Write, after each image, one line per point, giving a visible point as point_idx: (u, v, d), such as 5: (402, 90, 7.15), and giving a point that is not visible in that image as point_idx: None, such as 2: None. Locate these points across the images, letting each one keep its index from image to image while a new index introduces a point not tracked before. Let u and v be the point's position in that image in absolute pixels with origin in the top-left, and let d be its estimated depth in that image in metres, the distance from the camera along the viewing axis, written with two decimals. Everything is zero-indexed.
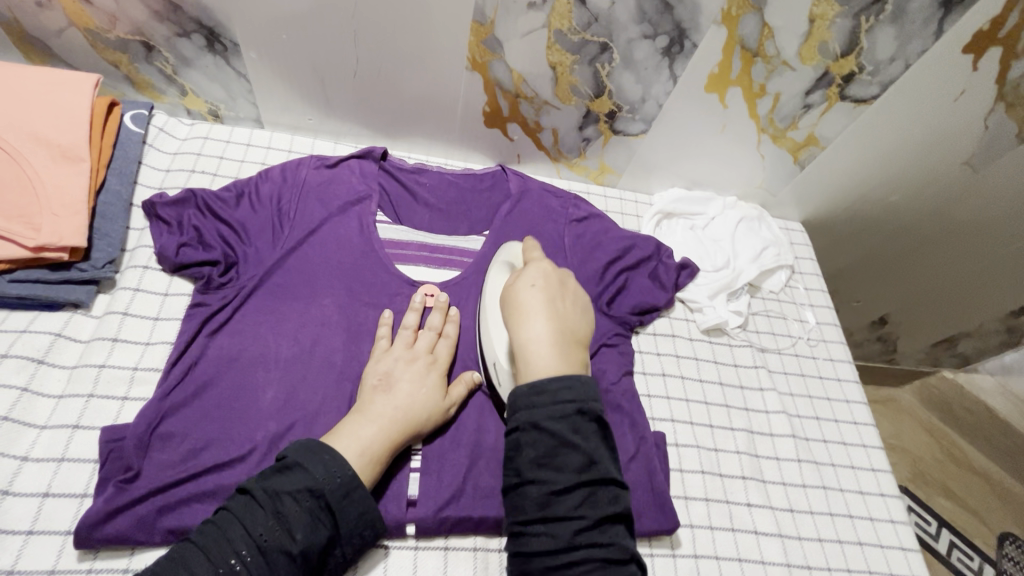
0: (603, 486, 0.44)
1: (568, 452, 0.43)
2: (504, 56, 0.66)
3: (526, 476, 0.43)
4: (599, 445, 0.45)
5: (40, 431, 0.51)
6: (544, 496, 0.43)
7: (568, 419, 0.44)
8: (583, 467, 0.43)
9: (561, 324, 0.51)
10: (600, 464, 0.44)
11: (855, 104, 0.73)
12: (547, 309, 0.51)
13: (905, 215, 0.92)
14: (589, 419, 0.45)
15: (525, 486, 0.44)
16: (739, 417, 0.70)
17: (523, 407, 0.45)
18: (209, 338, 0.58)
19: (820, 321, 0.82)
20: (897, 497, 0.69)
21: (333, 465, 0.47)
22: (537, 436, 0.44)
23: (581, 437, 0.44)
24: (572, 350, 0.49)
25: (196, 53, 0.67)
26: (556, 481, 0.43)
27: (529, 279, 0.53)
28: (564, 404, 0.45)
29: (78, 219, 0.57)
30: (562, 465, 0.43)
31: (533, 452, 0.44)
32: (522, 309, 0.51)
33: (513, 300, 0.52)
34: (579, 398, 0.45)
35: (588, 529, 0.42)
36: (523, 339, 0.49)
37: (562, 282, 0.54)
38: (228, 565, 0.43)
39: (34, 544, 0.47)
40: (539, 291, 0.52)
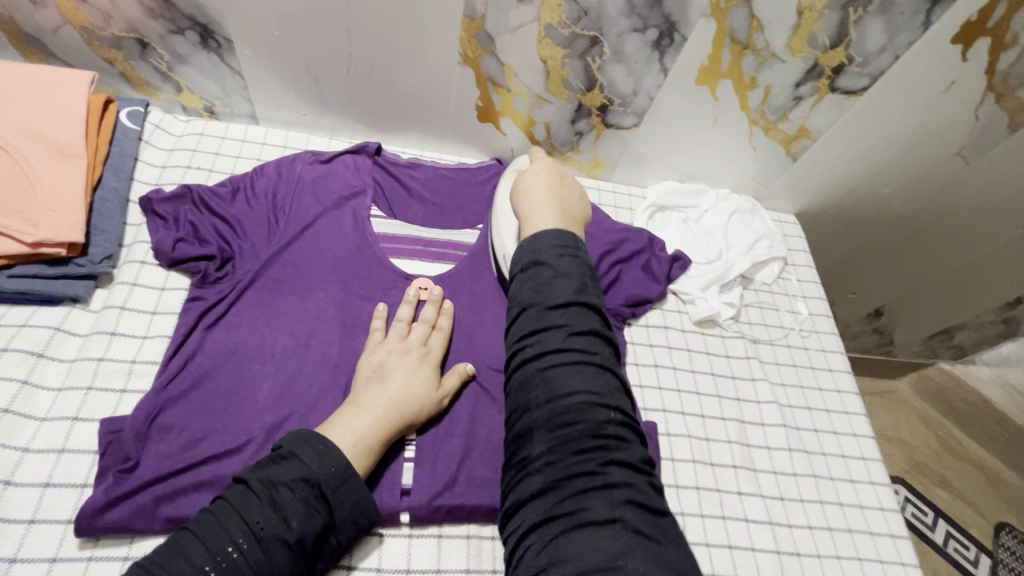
0: (593, 313, 0.51)
1: (564, 280, 0.51)
2: (495, 50, 0.67)
3: (527, 300, 0.51)
4: (589, 284, 0.53)
5: (40, 423, 0.52)
6: (543, 311, 0.50)
7: (563, 257, 0.54)
8: (577, 291, 0.51)
9: (558, 204, 0.63)
10: (590, 295, 0.52)
11: (845, 95, 0.73)
12: (547, 190, 0.64)
13: (899, 206, 0.92)
14: (580, 262, 0.54)
15: (526, 310, 0.51)
16: (731, 408, 0.71)
17: (525, 247, 0.56)
18: (206, 332, 0.58)
19: (812, 313, 0.83)
20: (887, 485, 0.70)
21: (328, 455, 0.49)
22: (537, 272, 0.53)
23: (573, 270, 0.53)
24: (568, 219, 0.62)
25: (190, 50, 0.68)
26: (553, 297, 0.50)
27: (534, 172, 0.67)
28: (558, 242, 0.55)
29: (76, 215, 0.57)
30: (558, 287, 0.51)
31: (534, 281, 0.52)
32: (527, 192, 0.64)
33: (520, 184, 0.66)
34: (571, 243, 0.55)
35: (578, 341, 0.48)
36: (527, 210, 0.62)
37: (561, 174, 0.66)
38: (225, 552, 0.44)
39: (36, 533, 0.48)
40: (541, 177, 0.65)
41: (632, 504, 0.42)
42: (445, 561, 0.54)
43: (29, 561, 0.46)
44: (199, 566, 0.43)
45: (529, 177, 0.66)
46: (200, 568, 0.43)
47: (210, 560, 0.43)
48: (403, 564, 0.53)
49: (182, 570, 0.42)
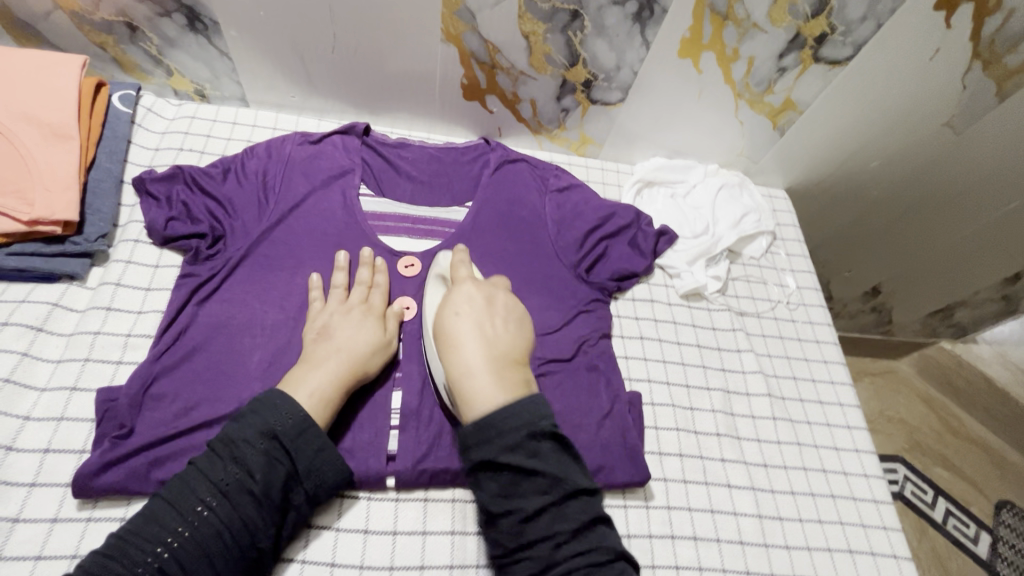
0: (573, 497, 0.46)
1: (532, 479, 0.45)
2: (476, 26, 0.68)
3: (496, 510, 0.46)
4: (560, 461, 0.46)
5: (40, 393, 0.54)
6: (518, 522, 0.45)
7: (522, 444, 0.45)
8: (548, 486, 0.45)
9: (492, 345, 0.51)
10: (565, 477, 0.46)
11: (829, 65, 0.73)
12: (479, 334, 0.52)
13: (888, 181, 0.92)
14: (545, 438, 0.46)
15: (499, 517, 0.46)
16: (715, 377, 0.72)
17: (471, 443, 0.46)
18: (198, 307, 0.60)
19: (800, 286, 0.83)
20: (872, 452, 0.71)
21: (284, 409, 0.51)
22: (497, 474, 0.46)
23: (540, 459, 0.45)
24: (510, 370, 0.50)
25: (178, 32, 0.69)
26: (524, 504, 0.45)
27: (456, 306, 0.54)
28: (511, 430, 0.46)
29: (69, 193, 0.59)
30: (527, 490, 0.45)
31: (493, 485, 0.46)
32: (453, 336, 0.52)
33: (443, 330, 0.53)
34: (525, 422, 0.46)
35: (565, 544, 0.44)
36: (457, 369, 0.50)
37: (489, 303, 0.55)
38: (195, 511, 0.46)
39: (37, 495, 0.50)
40: (467, 317, 0.53)
41: None
42: (431, 524, 0.56)
43: (31, 521, 0.49)
44: (173, 528, 0.45)
45: (452, 319, 0.53)
46: (174, 530, 0.45)
47: (183, 521, 0.46)
48: (389, 526, 0.55)
49: (157, 533, 0.45)
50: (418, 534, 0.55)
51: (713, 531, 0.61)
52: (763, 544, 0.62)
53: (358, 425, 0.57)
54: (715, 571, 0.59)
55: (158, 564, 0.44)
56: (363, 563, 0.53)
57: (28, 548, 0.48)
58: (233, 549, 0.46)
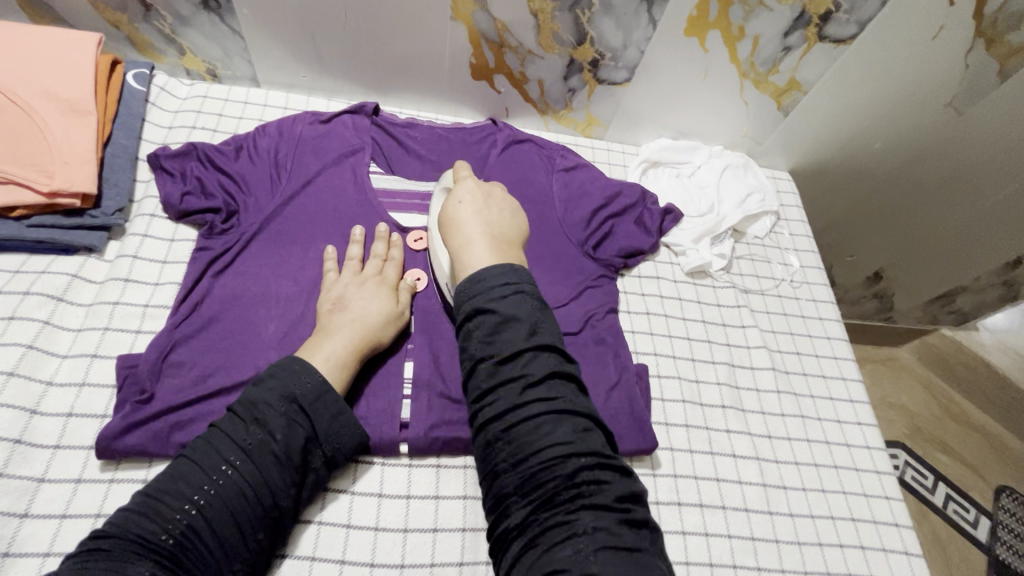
0: (550, 350, 0.47)
1: (514, 324, 0.47)
2: (485, 4, 0.68)
3: (478, 354, 0.48)
4: (540, 318, 0.49)
5: (62, 360, 0.56)
6: (494, 365, 0.46)
7: (507, 295, 0.49)
8: (527, 333, 0.47)
9: (491, 227, 0.56)
10: (542, 329, 0.48)
11: (834, 44, 0.75)
12: (478, 218, 0.56)
13: (891, 162, 0.93)
14: (528, 296, 0.49)
15: (478, 365, 0.48)
16: (721, 351, 0.73)
17: (463, 294, 0.51)
18: (213, 279, 0.61)
19: (804, 265, 0.84)
20: (874, 426, 0.72)
21: (304, 374, 0.52)
22: (484, 318, 0.48)
23: (521, 309, 0.48)
24: (506, 247, 0.55)
25: (192, 11, 0.70)
26: (502, 346, 0.47)
27: (459, 195, 0.58)
28: (502, 281, 0.50)
29: (88, 168, 0.60)
30: (508, 335, 0.47)
31: (480, 329, 0.48)
32: (454, 221, 0.56)
33: (446, 212, 0.57)
34: (514, 279, 0.50)
35: (534, 386, 0.45)
36: (458, 244, 0.55)
37: (488, 194, 0.59)
38: (220, 470, 0.48)
39: (61, 457, 0.51)
40: (468, 204, 0.57)
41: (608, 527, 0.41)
42: (443, 489, 0.57)
43: (56, 482, 0.50)
44: (199, 486, 0.47)
45: (454, 203, 0.58)
46: (200, 488, 0.47)
47: (207, 479, 0.47)
48: (403, 491, 0.56)
49: (183, 492, 0.46)
50: (431, 499, 0.57)
51: (719, 499, 0.63)
52: (767, 511, 0.63)
53: (372, 393, 0.58)
54: (721, 537, 0.61)
55: (186, 521, 0.45)
56: (378, 525, 0.54)
57: (54, 507, 0.49)
58: (255, 508, 0.48)
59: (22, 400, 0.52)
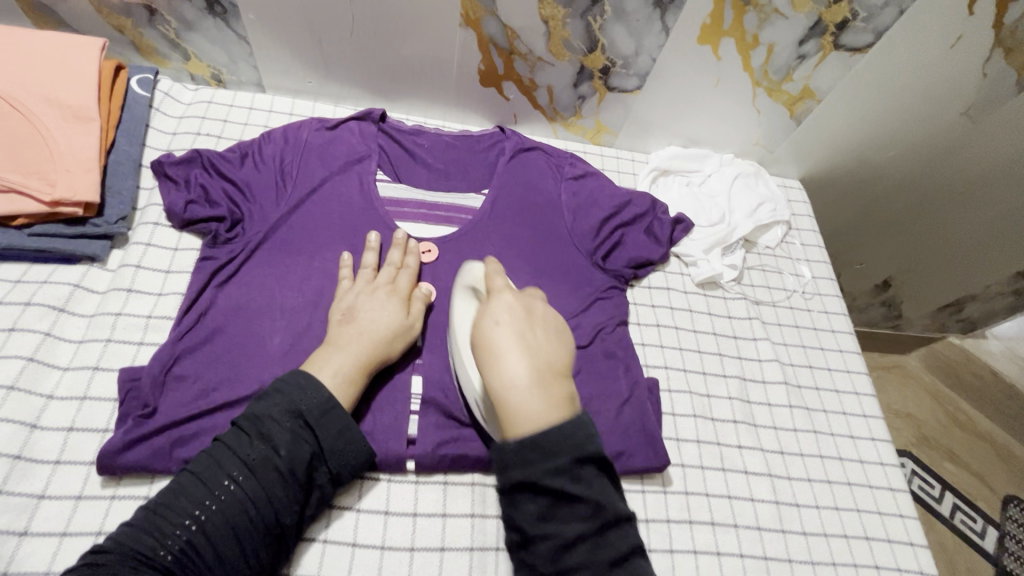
0: (614, 524, 0.43)
1: (574, 504, 0.42)
2: (496, 11, 0.67)
3: (532, 534, 0.42)
4: (602, 488, 0.43)
5: (63, 372, 0.55)
6: (553, 551, 0.41)
7: (568, 470, 0.42)
8: (591, 514, 0.42)
9: (537, 361, 0.46)
10: (606, 502, 0.42)
11: (849, 53, 0.73)
12: (523, 347, 0.46)
13: (903, 172, 0.91)
14: (590, 470, 0.43)
15: (532, 543, 0.42)
16: (732, 365, 0.72)
17: (515, 474, 0.42)
18: (218, 289, 0.60)
19: (816, 276, 0.83)
20: (888, 442, 0.71)
21: (310, 388, 0.51)
22: (536, 494, 0.42)
23: (585, 487, 0.42)
24: (557, 385, 0.46)
25: (197, 16, 0.69)
26: (563, 530, 0.42)
27: (496, 316, 0.48)
28: (558, 452, 0.42)
29: (90, 176, 0.59)
30: (567, 517, 0.42)
31: (533, 506, 0.42)
32: (492, 351, 0.47)
33: (481, 338, 0.47)
34: (571, 447, 0.42)
35: (601, 571, 0.41)
36: (499, 385, 0.45)
37: (531, 312, 0.49)
38: (223, 486, 0.47)
39: (61, 472, 0.50)
40: (508, 327, 0.47)
41: None
42: (451, 506, 0.56)
43: (57, 499, 0.49)
44: (201, 502, 0.46)
45: (490, 327, 0.48)
46: (201, 504, 0.46)
47: (210, 495, 0.46)
48: (410, 508, 0.55)
49: (184, 507, 0.45)
50: (438, 517, 0.55)
51: (731, 517, 0.62)
52: (781, 530, 0.62)
53: (379, 408, 0.57)
54: (733, 556, 0.59)
55: (187, 537, 0.44)
56: (384, 544, 0.53)
57: (54, 524, 0.48)
58: (257, 525, 0.47)
59: (23, 414, 0.51)
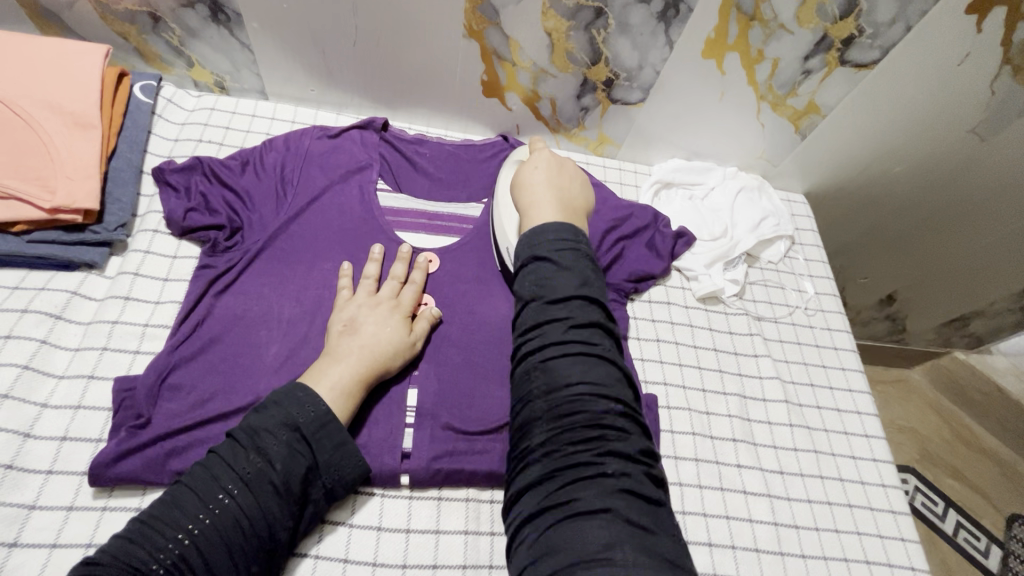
0: (596, 305, 0.49)
1: (566, 273, 0.49)
2: (499, 23, 0.67)
3: (530, 297, 0.49)
4: (593, 276, 0.50)
5: (58, 380, 0.55)
6: (544, 306, 0.48)
7: (568, 249, 0.51)
8: (580, 284, 0.49)
9: (560, 194, 0.59)
10: (592, 287, 0.49)
11: (855, 68, 0.73)
12: (548, 182, 0.60)
13: (908, 188, 0.91)
14: (583, 256, 0.51)
15: (527, 306, 0.49)
16: (732, 382, 0.71)
17: (525, 238, 0.53)
18: (215, 298, 0.60)
19: (819, 292, 0.82)
20: (890, 463, 0.70)
21: (308, 402, 0.51)
22: (539, 265, 0.50)
23: (575, 262, 0.50)
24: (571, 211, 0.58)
25: (201, 24, 0.69)
26: (554, 294, 0.48)
27: (535, 163, 0.62)
28: (560, 235, 0.52)
29: (90, 182, 0.59)
30: (558, 287, 0.48)
31: (534, 275, 0.50)
32: (527, 184, 0.61)
33: (519, 174, 0.62)
34: (573, 235, 0.52)
35: (578, 331, 0.46)
36: (526, 201, 0.59)
37: (563, 164, 0.63)
38: (217, 499, 0.46)
39: (53, 482, 0.50)
40: (542, 169, 0.61)
41: (629, 497, 0.40)
42: (444, 523, 0.56)
43: (47, 509, 0.49)
44: (194, 515, 0.45)
45: (528, 168, 0.62)
46: (195, 517, 0.45)
47: (204, 508, 0.46)
48: (403, 524, 0.55)
49: (178, 520, 0.45)
50: (431, 533, 0.55)
51: (728, 538, 0.61)
52: (779, 552, 0.61)
53: (373, 421, 0.57)
54: None
55: (179, 552, 0.44)
56: (376, 561, 0.53)
57: (44, 536, 0.48)
58: (251, 540, 0.46)
59: (16, 422, 0.51)
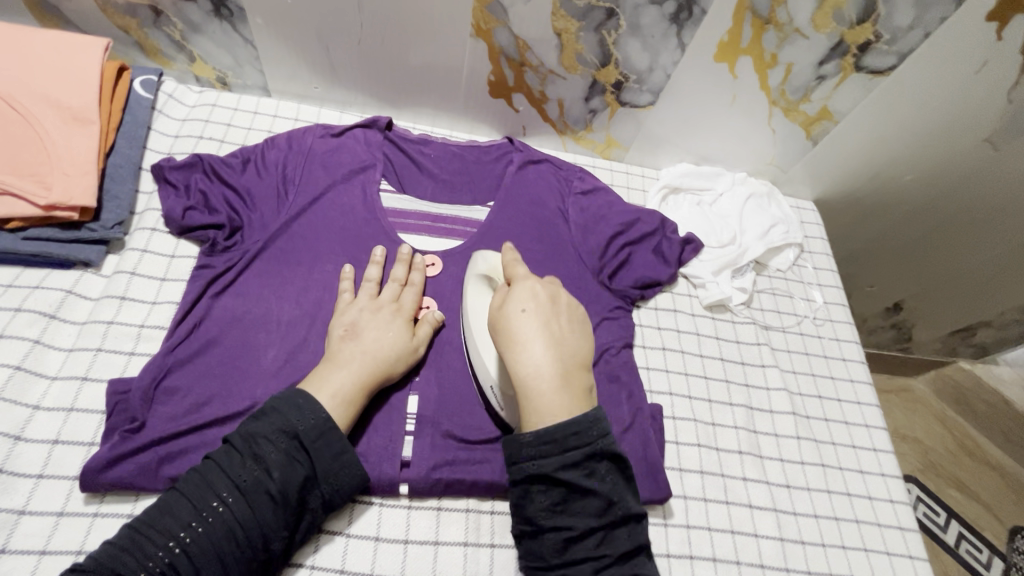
0: (622, 522, 0.46)
1: (586, 499, 0.45)
2: (508, 22, 0.66)
3: (541, 523, 0.45)
4: (614, 482, 0.46)
5: (50, 382, 0.53)
6: (563, 541, 0.45)
7: (580, 463, 0.44)
8: (601, 509, 0.46)
9: (559, 352, 0.46)
10: (619, 503, 0.46)
11: (871, 75, 0.71)
12: (547, 336, 0.47)
13: (919, 199, 0.89)
14: (603, 469, 0.46)
15: (541, 532, 0.46)
16: (739, 393, 0.70)
17: (526, 448, 0.45)
18: (213, 299, 0.59)
19: (828, 301, 0.81)
20: (898, 478, 0.69)
21: (307, 409, 0.49)
22: (548, 487, 0.45)
23: (597, 482, 0.45)
24: (575, 383, 0.46)
25: (203, 18, 0.68)
26: (574, 523, 0.45)
27: (521, 304, 0.48)
28: (575, 443, 0.44)
29: (88, 178, 0.58)
30: (579, 510, 0.45)
31: (547, 499, 0.45)
32: (514, 337, 0.47)
33: (505, 326, 0.47)
34: (592, 440, 0.45)
35: (608, 563, 0.45)
36: (522, 372, 0.46)
37: (554, 302, 0.49)
38: (211, 507, 0.45)
39: (44, 487, 0.49)
40: (533, 316, 0.47)
41: None
42: (443, 534, 0.54)
43: (37, 515, 0.47)
44: (187, 523, 0.44)
45: (512, 316, 0.47)
46: (188, 525, 0.44)
47: (197, 516, 0.44)
48: (401, 535, 0.54)
49: (170, 528, 0.44)
50: (430, 545, 0.54)
51: (733, 553, 0.59)
52: (785, 569, 0.60)
53: (373, 428, 0.55)
54: None
55: (169, 560, 0.43)
56: (373, 572, 0.51)
57: (33, 542, 0.46)
58: (244, 550, 0.45)
59: (7, 425, 0.50)
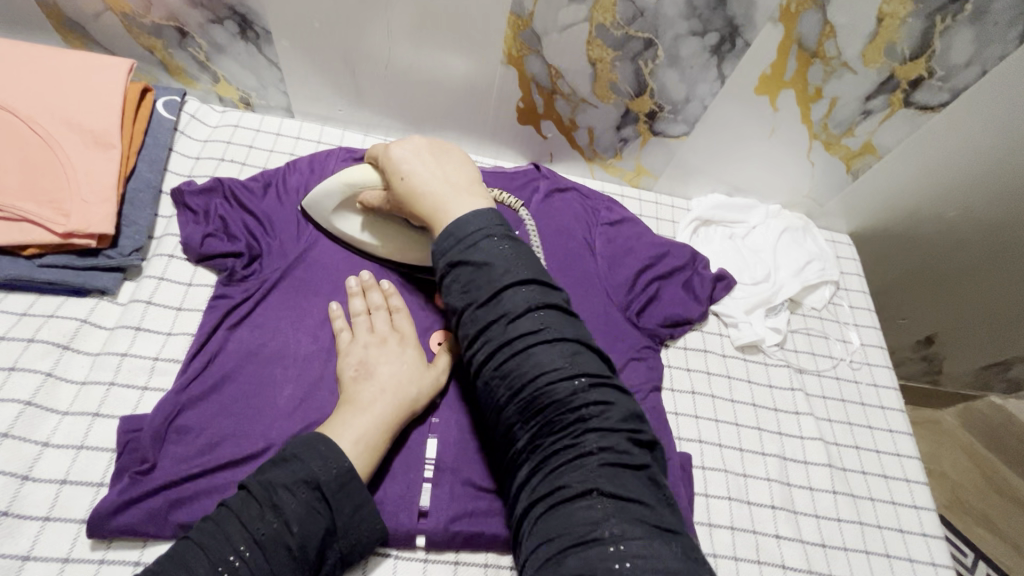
0: (530, 284, 0.43)
1: (488, 269, 0.44)
2: (541, 50, 0.64)
3: (459, 306, 0.44)
4: (512, 253, 0.45)
5: (61, 418, 0.52)
6: (476, 317, 0.43)
7: (478, 239, 0.45)
8: (503, 274, 0.43)
9: (444, 178, 0.50)
10: (519, 267, 0.44)
11: (920, 111, 0.67)
12: (434, 172, 0.50)
13: (964, 234, 0.84)
14: (499, 237, 0.45)
15: (462, 317, 0.44)
16: (772, 442, 0.66)
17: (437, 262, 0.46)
18: (228, 332, 0.57)
19: (864, 343, 0.77)
20: (941, 539, 0.64)
21: (330, 458, 0.46)
22: (457, 268, 0.44)
23: (493, 252, 0.44)
24: (469, 192, 0.49)
25: (228, 40, 0.67)
26: (482, 294, 0.43)
27: (399, 162, 0.51)
28: (468, 231, 0.45)
29: (107, 206, 0.57)
30: (481, 282, 0.44)
31: (456, 282, 0.45)
32: (410, 190, 0.50)
33: (402, 191, 0.51)
34: (484, 223, 0.46)
35: (519, 327, 0.42)
36: (429, 206, 0.49)
37: (427, 148, 0.52)
38: (226, 562, 0.41)
39: (50, 530, 0.47)
40: (413, 166, 0.51)
41: (612, 467, 0.38)
42: None
43: (42, 560, 0.46)
44: None
45: (400, 182, 0.51)
46: None
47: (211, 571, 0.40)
48: None
49: None
50: None
51: None
52: None
53: (391, 476, 0.53)
54: None
55: None
56: None
57: None
58: None
59: (15, 464, 0.48)
